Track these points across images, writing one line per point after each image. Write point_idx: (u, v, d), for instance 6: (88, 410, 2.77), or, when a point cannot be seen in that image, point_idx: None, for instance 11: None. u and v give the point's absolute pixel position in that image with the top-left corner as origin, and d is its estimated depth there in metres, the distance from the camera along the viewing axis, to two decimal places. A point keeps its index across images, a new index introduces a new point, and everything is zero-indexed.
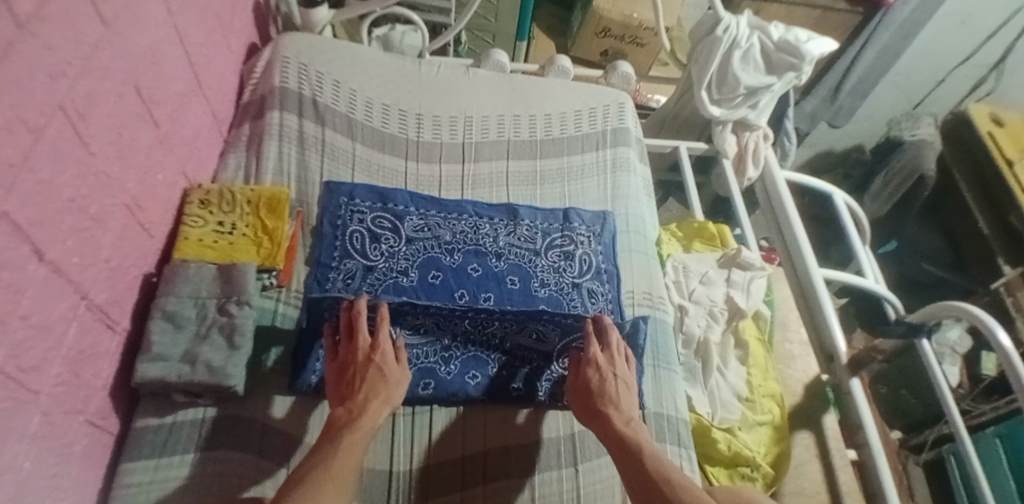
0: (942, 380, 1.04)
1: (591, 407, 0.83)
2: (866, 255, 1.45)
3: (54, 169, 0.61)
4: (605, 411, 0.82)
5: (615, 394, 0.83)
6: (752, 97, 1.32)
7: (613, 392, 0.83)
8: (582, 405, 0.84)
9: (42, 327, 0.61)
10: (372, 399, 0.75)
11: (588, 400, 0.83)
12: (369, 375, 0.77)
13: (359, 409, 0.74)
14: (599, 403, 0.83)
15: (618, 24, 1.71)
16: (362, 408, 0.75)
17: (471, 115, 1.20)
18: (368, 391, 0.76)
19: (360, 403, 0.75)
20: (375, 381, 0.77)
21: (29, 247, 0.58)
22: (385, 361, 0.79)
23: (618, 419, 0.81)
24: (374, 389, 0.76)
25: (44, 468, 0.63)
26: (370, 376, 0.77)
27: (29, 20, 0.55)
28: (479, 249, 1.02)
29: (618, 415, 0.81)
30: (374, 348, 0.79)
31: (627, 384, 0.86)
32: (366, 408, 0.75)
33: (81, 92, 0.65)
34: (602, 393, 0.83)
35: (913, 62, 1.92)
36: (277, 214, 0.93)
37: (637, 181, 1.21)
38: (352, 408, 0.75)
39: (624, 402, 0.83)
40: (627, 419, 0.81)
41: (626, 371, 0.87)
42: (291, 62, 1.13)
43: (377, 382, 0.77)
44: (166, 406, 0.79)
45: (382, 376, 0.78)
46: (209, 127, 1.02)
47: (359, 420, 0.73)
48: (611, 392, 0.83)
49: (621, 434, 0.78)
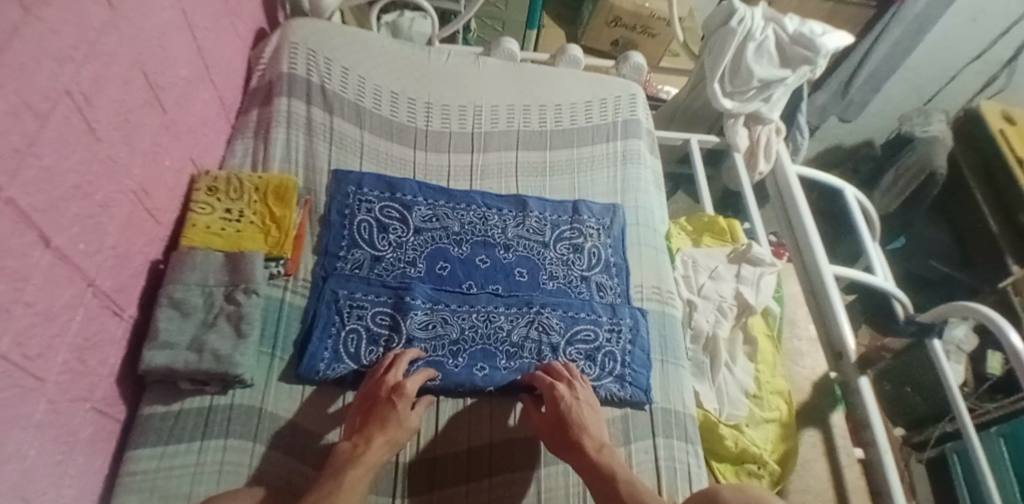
0: (952, 380, 1.03)
1: (562, 437, 0.81)
2: (875, 252, 1.43)
3: (60, 155, 0.60)
4: (577, 439, 0.80)
5: (586, 420, 0.82)
6: (765, 90, 1.30)
7: (582, 418, 0.82)
8: (553, 437, 0.82)
9: (47, 314, 0.60)
10: (378, 436, 0.75)
11: (558, 432, 0.82)
12: (385, 412, 0.78)
13: (364, 444, 0.74)
14: (569, 432, 0.81)
15: (629, 13, 1.69)
16: (367, 443, 0.74)
17: (480, 105, 1.19)
18: (378, 427, 0.76)
19: (367, 437, 0.75)
20: (387, 417, 0.77)
21: (34, 234, 0.57)
22: (403, 402, 0.79)
23: (591, 445, 0.79)
24: (384, 427, 0.76)
25: (50, 456, 0.63)
26: (385, 413, 0.78)
27: (34, 4, 0.54)
28: (487, 241, 1.02)
29: (591, 442, 0.80)
30: (397, 388, 0.80)
31: (593, 406, 0.86)
32: (371, 444, 0.74)
33: (87, 77, 0.64)
34: (571, 422, 0.82)
35: (925, 57, 1.89)
36: (284, 202, 0.92)
37: (647, 173, 1.19)
38: (358, 443, 0.75)
39: (594, 427, 0.82)
40: (600, 443, 0.80)
41: (589, 394, 0.87)
42: (299, 48, 1.11)
43: (389, 419, 0.77)
44: (173, 394, 0.79)
45: (396, 416, 0.77)
46: (216, 113, 1.01)
47: (362, 455, 0.73)
48: (579, 419, 0.82)
49: (596, 463, 0.77)
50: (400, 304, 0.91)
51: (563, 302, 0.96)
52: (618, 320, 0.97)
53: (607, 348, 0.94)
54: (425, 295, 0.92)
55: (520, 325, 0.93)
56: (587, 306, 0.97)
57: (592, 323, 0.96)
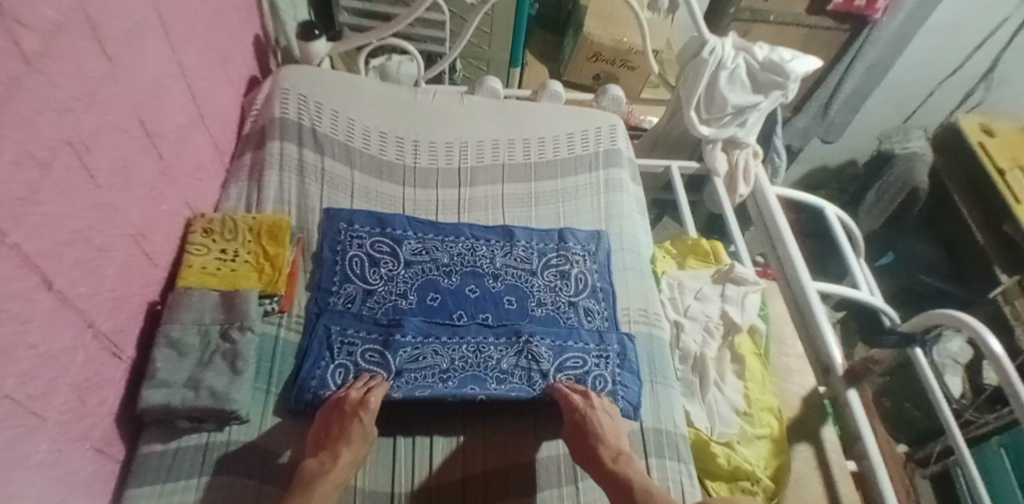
0: (939, 391, 1.01)
1: (582, 446, 0.86)
2: (859, 268, 1.45)
3: (61, 202, 0.63)
4: (595, 449, 0.85)
5: (603, 429, 0.86)
6: (740, 116, 1.36)
7: (599, 427, 0.86)
8: (575, 445, 0.87)
9: (48, 355, 0.62)
10: (345, 451, 0.79)
11: (578, 441, 0.86)
12: (350, 427, 0.81)
13: (331, 459, 0.78)
14: (588, 442, 0.85)
15: (608, 49, 1.76)
16: (334, 460, 0.78)
17: (466, 140, 1.23)
18: (343, 442, 0.79)
19: (334, 453, 0.78)
20: (354, 432, 0.81)
21: (36, 277, 0.60)
22: (368, 416, 0.82)
23: (608, 456, 0.84)
24: (350, 443, 0.80)
25: (52, 494, 0.64)
26: (350, 427, 0.81)
27: (36, 59, 0.58)
28: (476, 271, 1.05)
29: (608, 452, 0.85)
30: (362, 403, 0.83)
31: (610, 413, 0.90)
32: (338, 460, 0.78)
33: (87, 127, 0.68)
34: (589, 432, 0.85)
35: (900, 77, 1.96)
36: (278, 241, 0.96)
37: (630, 200, 1.23)
38: (325, 460, 0.78)
39: (612, 435, 0.87)
40: (616, 453, 0.85)
41: (605, 403, 0.91)
42: (291, 94, 1.17)
43: (355, 435, 0.80)
44: (170, 433, 0.80)
45: (360, 430, 0.81)
46: (211, 159, 1.05)
47: (329, 471, 0.76)
48: (595, 428, 0.86)
49: (614, 473, 0.82)
50: (390, 334, 0.93)
51: (552, 330, 0.98)
52: (605, 346, 0.99)
53: (596, 371, 0.96)
54: (415, 330, 0.93)
55: (510, 351, 0.94)
56: (575, 333, 0.99)
57: (580, 348, 0.98)
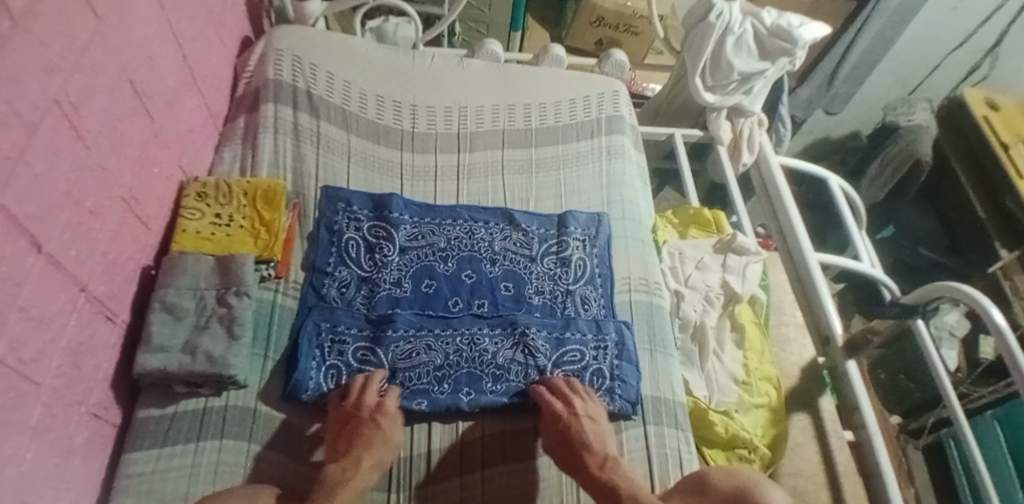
0: (941, 365, 1.01)
1: (569, 457, 0.81)
2: (861, 241, 1.43)
3: (50, 164, 0.62)
4: (582, 458, 0.80)
5: (586, 436, 0.82)
6: (746, 83, 1.32)
7: (582, 435, 0.82)
8: (563, 456, 0.82)
9: (42, 319, 0.61)
10: (367, 456, 0.75)
11: (566, 452, 0.82)
12: (367, 430, 0.78)
13: (353, 466, 0.74)
14: (573, 452, 0.81)
15: (611, 13, 1.72)
16: (356, 466, 0.74)
17: (465, 105, 1.20)
18: (364, 446, 0.76)
19: (356, 460, 0.74)
20: (373, 435, 0.78)
21: (28, 240, 0.59)
22: (387, 419, 0.80)
23: (595, 463, 0.79)
24: (371, 446, 0.76)
25: (47, 459, 0.63)
26: (370, 431, 0.78)
27: (22, 17, 0.56)
28: (474, 256, 1.02)
29: (594, 458, 0.80)
30: (378, 407, 0.81)
31: (595, 418, 0.86)
32: (360, 467, 0.74)
33: (75, 87, 0.65)
34: (575, 442, 0.82)
35: (906, 48, 1.91)
36: (274, 206, 0.94)
37: (631, 169, 1.21)
38: (347, 466, 0.74)
39: (598, 441, 0.82)
40: (603, 459, 0.80)
41: (588, 406, 0.87)
42: (285, 55, 1.13)
43: (375, 439, 0.77)
44: (168, 397, 0.80)
45: (380, 434, 0.78)
46: (203, 121, 1.02)
47: (352, 477, 0.72)
48: (579, 436, 0.82)
49: (602, 479, 0.77)
50: (386, 315, 0.91)
51: (548, 324, 0.96)
52: (603, 337, 0.96)
53: (595, 366, 0.94)
54: (408, 323, 0.91)
55: (506, 341, 0.92)
56: (572, 325, 0.96)
57: (578, 330, 0.96)
